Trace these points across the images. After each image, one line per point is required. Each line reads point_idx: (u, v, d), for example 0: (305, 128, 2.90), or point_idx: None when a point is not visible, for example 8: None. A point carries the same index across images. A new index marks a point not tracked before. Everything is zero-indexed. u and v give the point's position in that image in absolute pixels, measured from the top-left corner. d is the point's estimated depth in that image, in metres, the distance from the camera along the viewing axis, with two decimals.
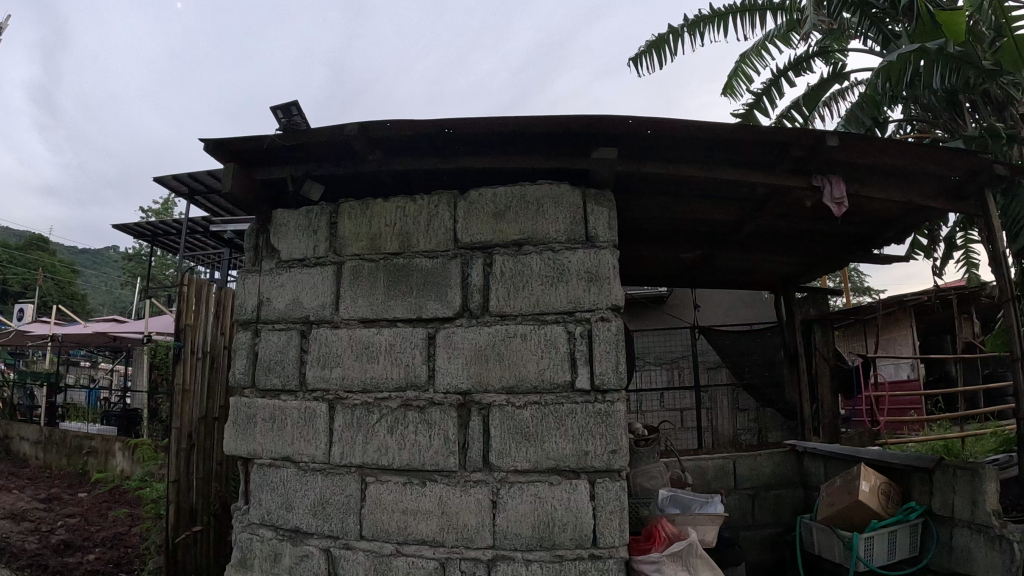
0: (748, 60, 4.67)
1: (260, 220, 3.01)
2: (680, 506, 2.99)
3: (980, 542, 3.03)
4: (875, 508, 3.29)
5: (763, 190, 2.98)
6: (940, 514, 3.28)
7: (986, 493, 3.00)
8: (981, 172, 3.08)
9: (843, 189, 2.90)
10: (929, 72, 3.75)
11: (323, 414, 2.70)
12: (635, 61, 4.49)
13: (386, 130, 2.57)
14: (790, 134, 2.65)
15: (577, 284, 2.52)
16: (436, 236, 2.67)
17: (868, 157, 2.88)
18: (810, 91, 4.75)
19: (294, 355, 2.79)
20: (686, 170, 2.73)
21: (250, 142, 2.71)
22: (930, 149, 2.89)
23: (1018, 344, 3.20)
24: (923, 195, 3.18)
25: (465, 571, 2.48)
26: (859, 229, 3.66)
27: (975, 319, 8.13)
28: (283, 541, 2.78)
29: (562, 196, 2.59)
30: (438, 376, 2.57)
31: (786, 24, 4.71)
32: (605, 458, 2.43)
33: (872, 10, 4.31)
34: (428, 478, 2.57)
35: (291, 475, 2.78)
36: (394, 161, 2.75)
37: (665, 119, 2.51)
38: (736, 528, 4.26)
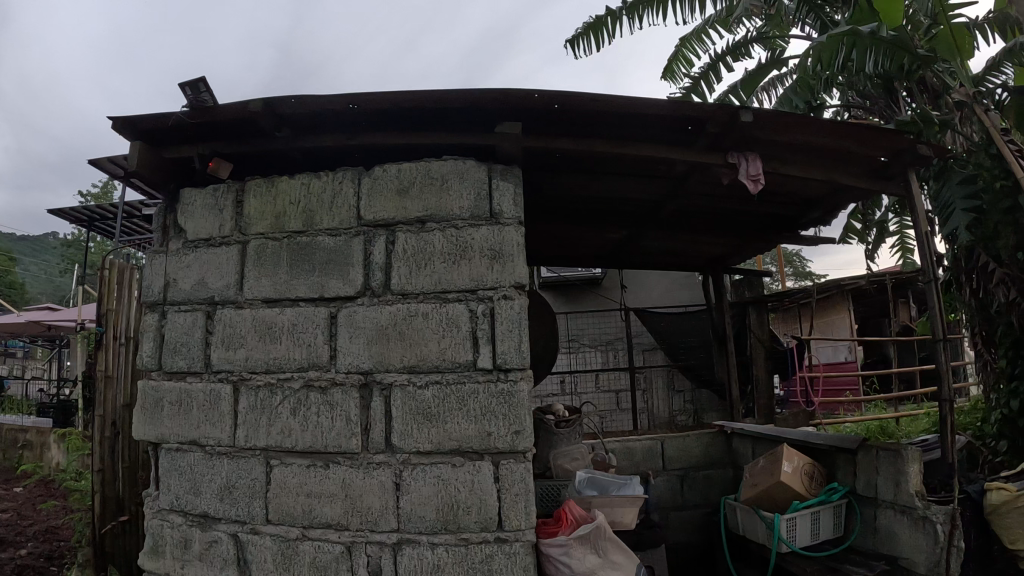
0: (687, 45, 4.62)
1: (168, 199, 2.94)
2: (597, 488, 3.08)
3: (905, 522, 3.03)
4: (801, 490, 3.33)
5: (682, 168, 3.03)
6: (863, 494, 3.31)
7: (909, 474, 3.00)
8: (906, 152, 3.07)
9: (759, 166, 2.90)
10: (862, 57, 3.70)
11: (226, 395, 2.65)
12: (571, 43, 4.43)
13: (291, 105, 2.52)
14: (705, 111, 2.62)
15: (480, 262, 2.50)
16: (339, 212, 2.63)
17: (786, 135, 2.86)
18: (748, 76, 4.73)
19: (199, 337, 2.72)
20: (599, 147, 2.75)
21: (158, 118, 2.63)
22: (853, 129, 2.87)
23: (941, 327, 3.16)
24: (847, 177, 3.19)
25: (370, 555, 2.46)
26: (785, 211, 3.79)
27: (911, 303, 8.36)
28: (192, 527, 2.73)
29: (467, 171, 2.55)
30: (341, 356, 2.54)
31: (727, 9, 4.66)
32: (508, 439, 2.41)
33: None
34: (331, 460, 2.54)
35: (198, 460, 2.72)
36: (303, 138, 2.70)
37: (573, 94, 2.48)
38: (666, 509, 4.25)
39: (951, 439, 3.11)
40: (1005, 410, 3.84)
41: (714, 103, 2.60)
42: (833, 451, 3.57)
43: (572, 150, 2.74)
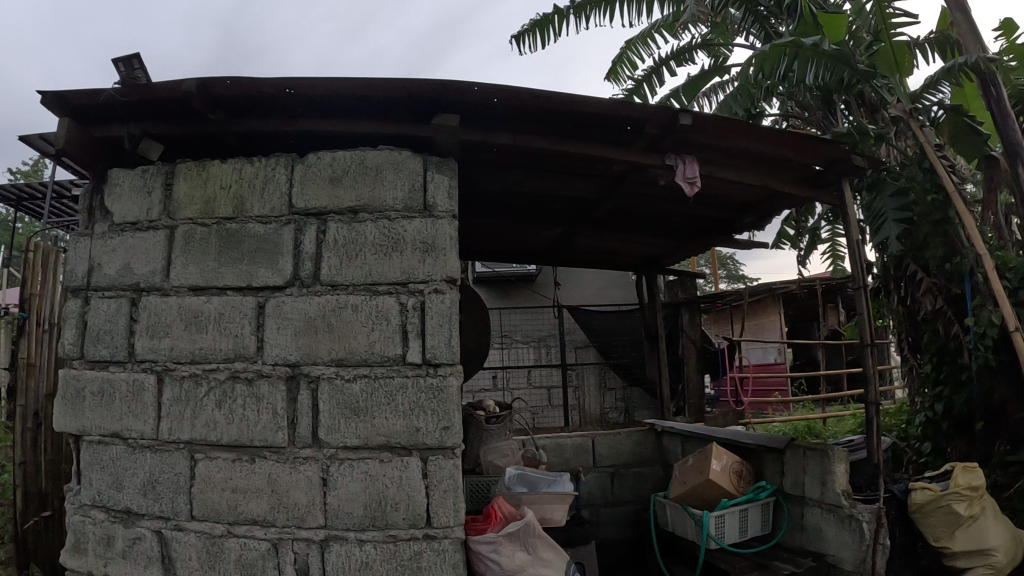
0: (633, 47, 4.63)
1: (94, 180, 2.86)
2: (527, 484, 3.29)
3: (831, 520, 3.12)
4: (731, 488, 3.44)
5: (619, 168, 3.14)
6: (791, 492, 3.41)
7: (835, 474, 3.10)
8: (840, 162, 3.20)
9: (696, 169, 2.96)
10: (804, 69, 3.67)
11: (150, 386, 2.60)
12: (516, 39, 4.40)
13: (227, 87, 2.47)
14: (645, 113, 2.66)
15: (411, 255, 2.54)
16: (270, 201, 2.64)
17: (723, 140, 2.93)
18: (690, 81, 4.76)
19: (124, 324, 2.66)
20: (534, 142, 2.77)
21: (87, 94, 2.53)
22: (788, 136, 2.97)
23: (870, 330, 3.22)
24: (781, 181, 3.27)
25: (297, 552, 2.47)
26: (721, 215, 3.92)
27: (840, 309, 8.64)
28: (114, 523, 2.65)
29: (403, 162, 2.60)
30: (268, 347, 2.55)
31: (674, 15, 4.63)
32: (437, 435, 2.45)
33: (759, 8, 4.16)
34: (257, 454, 2.53)
35: (120, 453, 2.65)
36: (239, 122, 2.66)
37: (511, 89, 2.50)
38: (596, 506, 4.27)
39: (877, 442, 3.16)
40: (928, 414, 3.89)
41: (654, 104, 2.62)
42: (762, 450, 3.65)
43: (508, 145, 2.77)
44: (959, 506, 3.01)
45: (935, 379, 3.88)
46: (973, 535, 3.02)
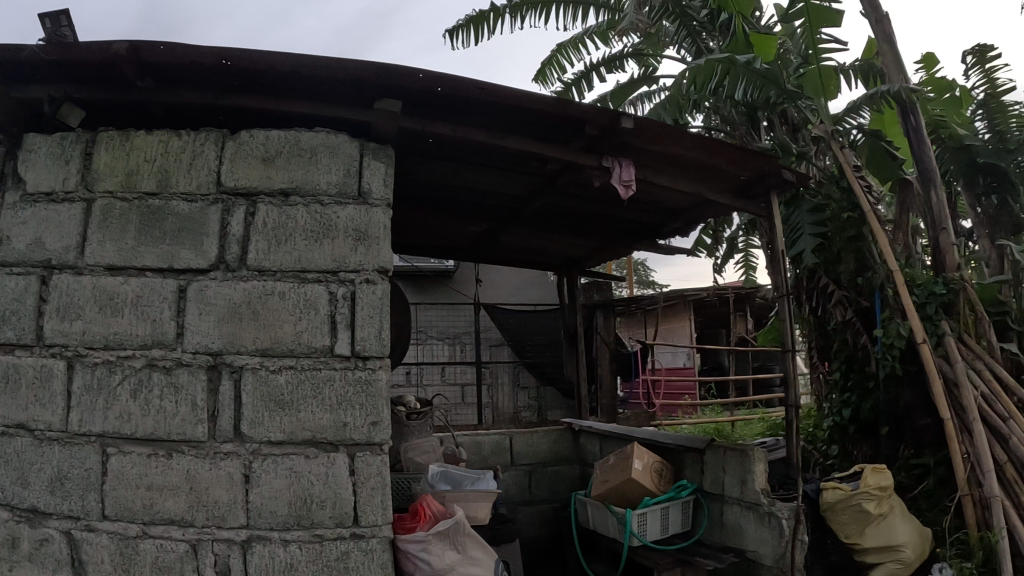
0: (563, 51, 4.65)
1: (5, 144, 2.58)
2: (451, 481, 3.31)
3: (750, 517, 3.20)
4: (652, 487, 3.47)
5: (553, 167, 3.14)
6: (711, 491, 3.49)
7: (755, 473, 3.18)
8: (770, 176, 3.30)
9: (631, 173, 3.02)
10: (733, 84, 3.85)
11: (60, 372, 2.41)
12: (450, 32, 4.36)
13: (160, 53, 2.31)
14: (588, 113, 2.67)
15: (342, 242, 2.46)
16: (197, 177, 2.49)
17: (659, 145, 2.97)
18: (618, 88, 4.82)
19: (31, 304, 2.45)
20: (474, 136, 2.74)
21: (3, 49, 2.32)
22: (723, 146, 3.04)
23: (791, 337, 3.37)
24: (711, 190, 3.35)
25: (217, 554, 2.35)
26: (647, 219, 3.98)
27: (748, 318, 8.96)
28: (20, 523, 2.44)
29: (338, 145, 2.53)
30: (188, 334, 2.40)
31: (607, 22, 4.71)
32: (365, 430, 2.39)
33: (692, 22, 4.21)
34: (174, 449, 2.38)
35: (25, 446, 2.44)
36: (169, 92, 2.50)
37: (457, 79, 2.46)
38: (514, 504, 4.26)
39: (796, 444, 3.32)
40: (834, 419, 4.10)
41: (598, 105, 2.65)
42: (682, 450, 3.73)
43: (446, 135, 2.72)
44: (869, 505, 3.16)
45: (841, 387, 4.10)
46: (882, 531, 3.18)
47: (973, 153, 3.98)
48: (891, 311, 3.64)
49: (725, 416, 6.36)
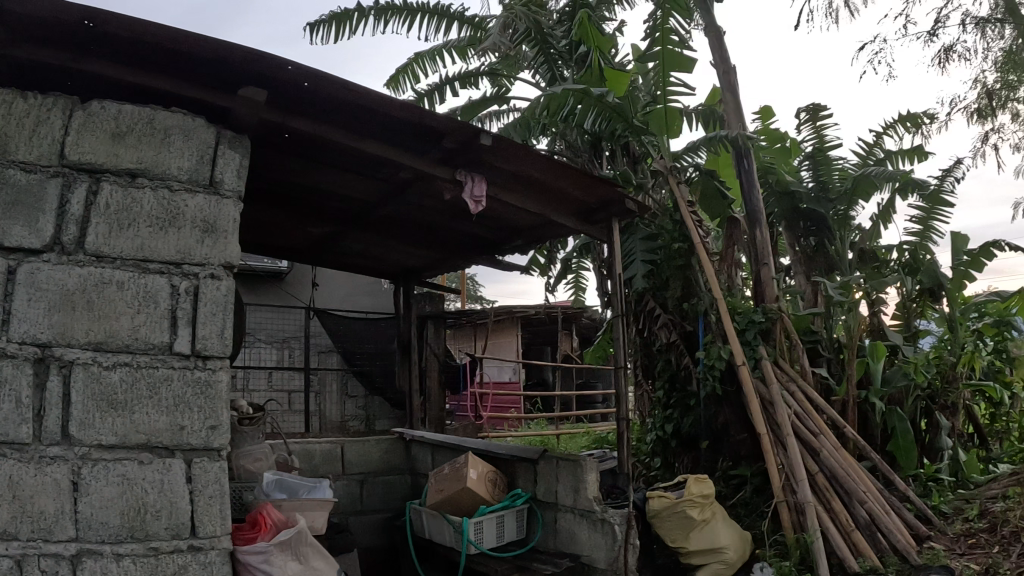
0: (420, 61, 4.65)
1: None
2: (286, 490, 2.84)
3: (584, 524, 3.31)
4: (487, 495, 3.46)
5: (404, 176, 3.08)
6: (545, 499, 3.57)
7: (587, 481, 3.30)
8: (612, 203, 3.44)
9: (483, 189, 3.03)
10: (585, 114, 3.97)
11: None
12: (312, 26, 4.31)
13: (14, 4, 2.00)
14: (450, 125, 2.67)
15: (189, 234, 2.35)
16: (37, 144, 2.21)
17: (513, 165, 3.01)
18: (471, 104, 4.89)
19: None
20: (336, 136, 2.67)
21: None
22: (572, 171, 3.12)
23: (621, 353, 3.57)
24: (555, 215, 3.41)
25: (43, 571, 2.06)
26: (491, 234, 4.00)
27: (574, 336, 9.35)
28: None
29: (194, 130, 2.40)
30: (15, 323, 2.10)
31: (468, 39, 4.80)
32: (202, 434, 2.29)
33: (550, 49, 4.46)
34: None
35: None
36: (17, 47, 2.16)
37: (326, 76, 2.40)
38: (345, 515, 4.13)
39: (627, 454, 3.58)
40: (659, 433, 4.46)
41: (460, 119, 2.65)
42: (515, 461, 3.78)
43: (305, 131, 2.63)
44: (692, 511, 3.43)
45: (665, 403, 4.45)
46: (705, 534, 3.45)
47: (797, 200, 4.57)
48: (713, 335, 4.02)
49: (551, 430, 6.60)
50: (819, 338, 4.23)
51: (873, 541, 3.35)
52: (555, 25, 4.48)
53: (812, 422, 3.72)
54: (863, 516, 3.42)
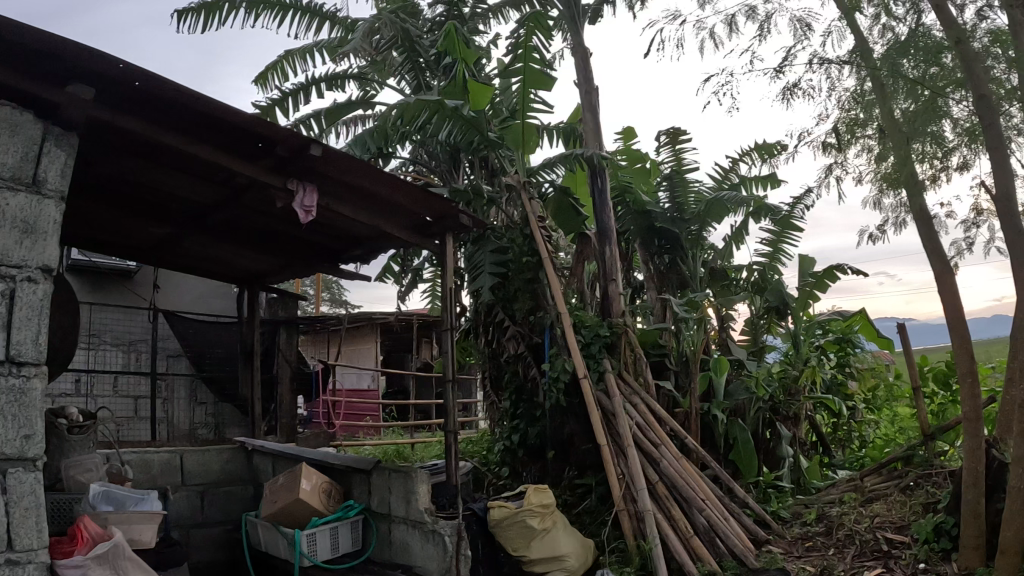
0: (290, 59, 4.59)
1: None
2: (114, 502, 2.84)
3: (416, 534, 3.46)
4: (318, 504, 3.55)
5: (240, 180, 3.15)
6: (378, 510, 3.71)
7: (419, 493, 3.45)
8: (450, 219, 3.66)
9: (314, 200, 3.14)
10: (441, 125, 4.23)
11: None
12: (180, 11, 4.23)
13: None
14: (281, 133, 2.83)
15: (9, 235, 2.27)
16: None
17: (344, 174, 3.20)
18: (334, 108, 4.89)
19: None
20: (167, 138, 2.69)
21: None
22: (404, 182, 3.36)
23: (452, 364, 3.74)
24: (388, 225, 3.59)
25: None
26: (331, 241, 4.09)
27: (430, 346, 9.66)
28: None
29: (19, 124, 2.32)
30: None
31: (341, 41, 4.81)
32: (15, 445, 2.23)
33: (417, 61, 4.65)
34: None
35: None
36: None
37: (156, 76, 2.43)
38: (185, 527, 4.10)
39: (454, 464, 3.70)
40: (507, 443, 4.91)
41: (291, 128, 2.82)
42: (350, 471, 3.90)
43: (134, 130, 2.64)
44: (532, 520, 3.73)
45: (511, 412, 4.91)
46: (545, 543, 3.74)
47: (652, 219, 5.20)
48: (558, 348, 4.41)
49: (402, 438, 6.78)
50: (666, 351, 4.78)
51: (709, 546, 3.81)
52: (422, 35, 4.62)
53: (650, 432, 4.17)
54: (701, 521, 3.87)
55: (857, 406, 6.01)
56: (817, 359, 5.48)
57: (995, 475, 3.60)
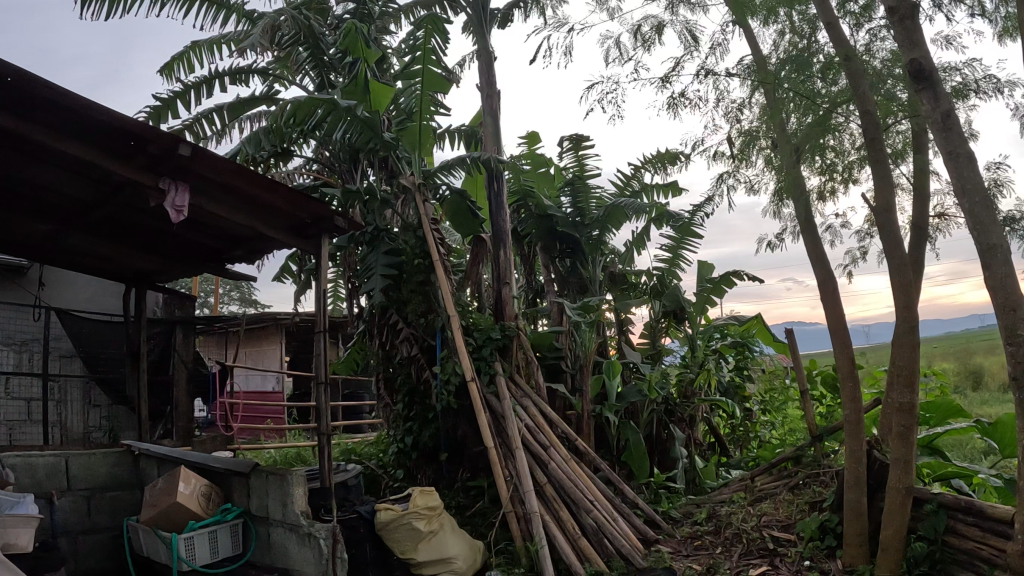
0: (197, 50, 4.79)
1: None
2: None
3: (293, 536, 4.42)
4: (198, 509, 4.29)
5: (117, 180, 4.14)
6: (257, 513, 4.62)
7: (295, 495, 4.44)
8: (323, 219, 4.87)
9: (184, 199, 4.22)
10: (336, 124, 5.53)
11: None
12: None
13: None
14: (152, 134, 3.91)
15: None
16: None
17: (212, 174, 4.32)
18: (238, 103, 5.14)
19: None
20: (44, 135, 3.71)
21: None
22: (268, 183, 4.49)
23: (320, 363, 4.98)
24: (265, 225, 4.77)
25: None
26: (213, 243, 5.06)
27: (339, 347, 10.06)
28: None
29: None
30: None
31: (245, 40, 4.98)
32: None
33: (322, 59, 5.74)
34: None
35: None
36: None
37: (29, 77, 3.43)
38: (72, 534, 4.68)
39: (327, 467, 4.78)
40: (401, 445, 6.23)
41: (162, 128, 3.90)
42: (229, 476, 4.79)
43: (12, 125, 3.65)
44: (419, 523, 5.13)
45: (405, 415, 6.24)
46: (436, 548, 5.19)
47: (553, 222, 6.95)
48: (448, 350, 5.94)
49: (305, 438, 7.33)
50: (507, 341, 6.14)
51: (600, 545, 5.29)
52: (323, 37, 5.74)
53: (542, 437, 5.85)
54: (591, 524, 5.39)
55: (752, 409, 7.11)
56: (713, 361, 6.70)
57: (875, 473, 4.76)
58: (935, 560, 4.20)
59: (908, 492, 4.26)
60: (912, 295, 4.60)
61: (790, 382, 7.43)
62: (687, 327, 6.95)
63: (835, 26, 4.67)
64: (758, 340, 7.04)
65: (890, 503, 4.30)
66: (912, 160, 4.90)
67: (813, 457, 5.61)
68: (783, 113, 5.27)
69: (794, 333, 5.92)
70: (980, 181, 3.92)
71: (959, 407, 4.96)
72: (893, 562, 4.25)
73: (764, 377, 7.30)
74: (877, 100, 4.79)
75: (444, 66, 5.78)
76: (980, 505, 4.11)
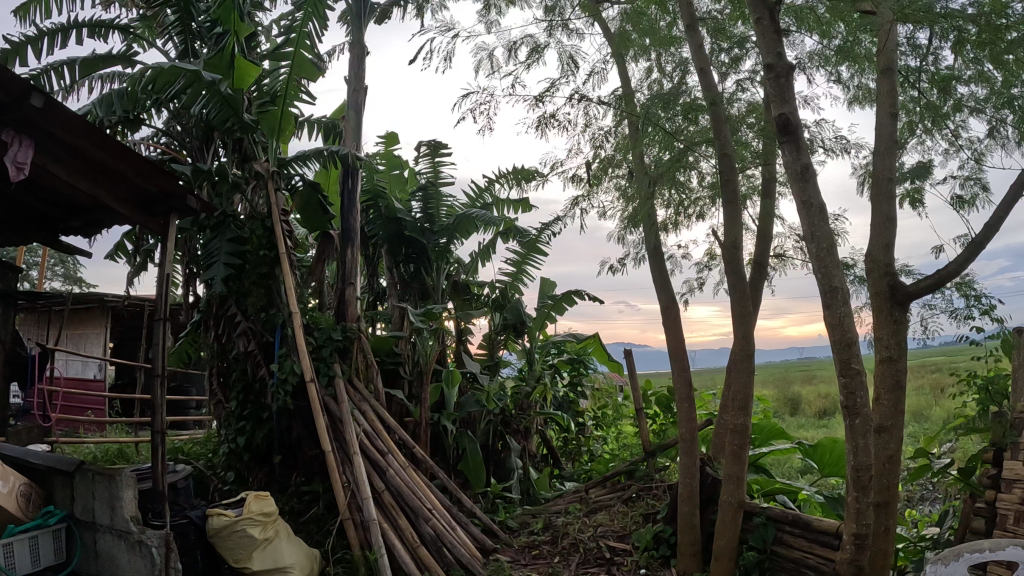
0: None
1: None
2: None
3: (123, 543, 4.05)
4: (16, 511, 3.93)
5: None
6: (81, 518, 4.28)
7: (126, 501, 4.04)
8: (177, 199, 4.44)
9: (28, 157, 3.66)
10: (198, 96, 5.09)
11: None
12: None
13: None
14: (6, 78, 3.39)
15: None
16: None
17: (66, 134, 3.80)
18: (93, 59, 4.83)
19: None
20: None
21: None
22: (126, 152, 4.01)
23: (158, 359, 4.41)
24: (109, 195, 4.22)
25: None
26: (52, 207, 4.53)
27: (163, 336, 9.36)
28: None
29: None
30: None
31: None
32: None
33: (189, 25, 5.39)
34: None
35: None
36: None
37: None
38: None
39: (162, 468, 4.29)
40: (232, 446, 5.82)
41: (16, 74, 3.39)
42: (53, 476, 4.40)
43: None
44: (255, 531, 4.75)
45: (238, 414, 5.81)
46: (272, 556, 4.83)
47: (401, 227, 6.77)
48: (288, 348, 5.58)
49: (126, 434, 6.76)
50: (346, 343, 5.87)
51: (438, 554, 5.16)
52: (195, 2, 5.36)
53: (380, 443, 5.63)
54: (429, 533, 5.24)
55: (586, 424, 7.47)
56: (548, 376, 7.01)
57: (707, 488, 5.15)
58: (764, 567, 4.68)
59: (738, 504, 4.65)
60: (749, 324, 4.95)
61: (622, 400, 7.88)
62: (527, 341, 7.03)
63: (707, 73, 5.06)
64: (592, 359, 7.49)
65: (723, 516, 4.67)
66: (760, 204, 5.49)
67: (645, 471, 6.08)
68: (643, 147, 5.47)
69: (633, 354, 6.25)
70: (827, 231, 4.25)
71: (780, 430, 5.69)
72: (727, 567, 4.68)
73: (596, 395, 7.66)
74: (735, 145, 5.26)
75: (316, 53, 5.54)
76: (805, 518, 4.63)
